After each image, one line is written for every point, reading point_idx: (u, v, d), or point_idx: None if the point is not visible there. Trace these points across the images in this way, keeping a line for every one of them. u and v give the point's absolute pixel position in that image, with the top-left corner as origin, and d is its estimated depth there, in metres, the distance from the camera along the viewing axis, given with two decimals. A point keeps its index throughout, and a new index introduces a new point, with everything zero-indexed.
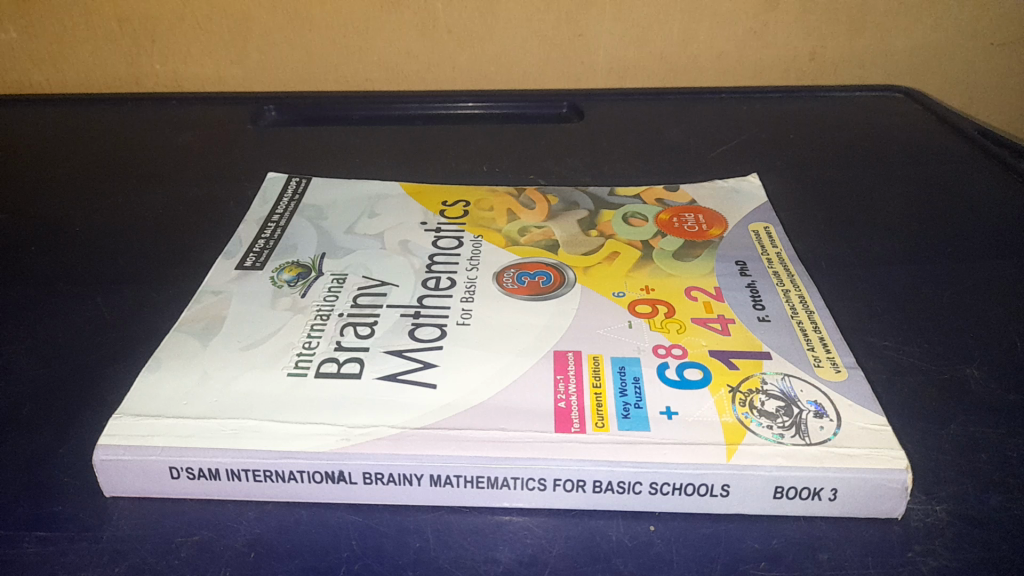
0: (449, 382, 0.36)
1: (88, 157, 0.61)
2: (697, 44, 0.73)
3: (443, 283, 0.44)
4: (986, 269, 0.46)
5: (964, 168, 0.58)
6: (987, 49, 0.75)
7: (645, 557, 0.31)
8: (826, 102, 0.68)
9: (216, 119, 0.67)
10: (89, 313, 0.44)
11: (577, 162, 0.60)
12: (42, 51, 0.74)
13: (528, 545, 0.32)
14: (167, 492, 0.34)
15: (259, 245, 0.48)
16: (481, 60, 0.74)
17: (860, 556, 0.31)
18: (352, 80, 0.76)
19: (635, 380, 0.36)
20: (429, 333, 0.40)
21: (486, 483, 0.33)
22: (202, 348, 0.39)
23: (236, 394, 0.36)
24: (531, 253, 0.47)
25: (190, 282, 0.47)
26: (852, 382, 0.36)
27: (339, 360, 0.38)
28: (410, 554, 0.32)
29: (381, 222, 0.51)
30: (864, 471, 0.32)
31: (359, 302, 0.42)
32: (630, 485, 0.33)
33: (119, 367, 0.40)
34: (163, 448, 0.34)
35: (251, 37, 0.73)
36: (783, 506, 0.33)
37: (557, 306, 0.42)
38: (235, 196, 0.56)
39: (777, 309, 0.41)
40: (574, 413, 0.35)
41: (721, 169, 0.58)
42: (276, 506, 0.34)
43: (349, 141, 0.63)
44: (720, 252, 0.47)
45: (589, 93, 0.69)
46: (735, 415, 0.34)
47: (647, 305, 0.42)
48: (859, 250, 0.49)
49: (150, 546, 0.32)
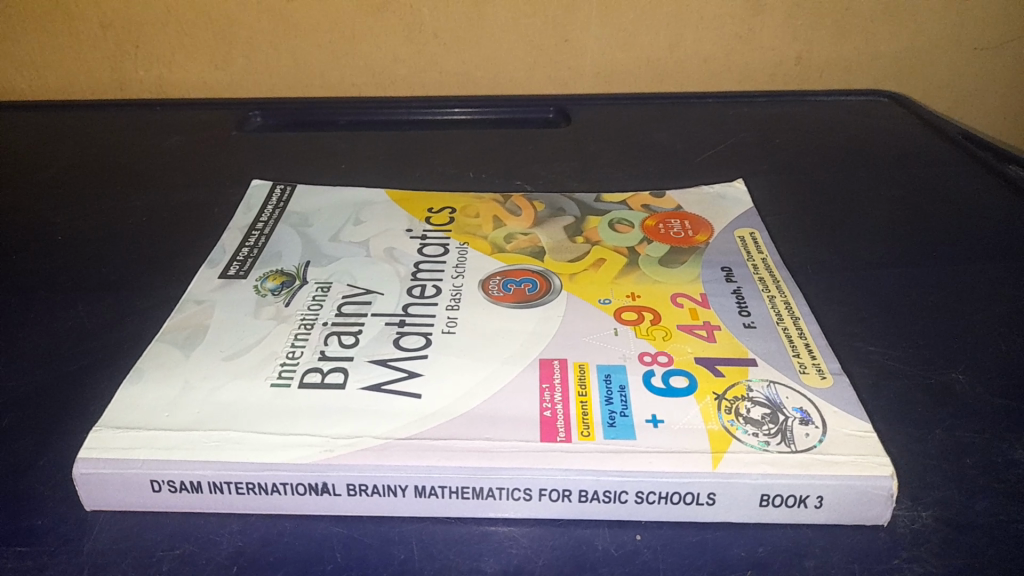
0: (434, 392, 0.36)
1: (71, 164, 0.61)
2: (683, 48, 0.73)
3: (429, 290, 0.44)
4: (972, 273, 0.47)
5: (949, 172, 0.58)
6: (972, 53, 0.76)
7: (631, 565, 0.31)
8: (812, 106, 0.69)
9: (201, 125, 0.66)
10: (71, 322, 0.44)
11: (564, 167, 0.60)
12: (24, 57, 0.73)
13: (514, 555, 0.32)
14: (148, 505, 0.34)
15: (243, 254, 0.48)
16: (468, 65, 0.74)
17: (846, 563, 0.31)
18: (339, 85, 0.75)
19: (621, 388, 0.36)
20: (415, 342, 0.39)
21: (472, 493, 0.33)
22: (185, 358, 0.39)
23: (219, 404, 0.36)
24: (518, 259, 0.47)
25: (173, 290, 0.46)
26: (838, 388, 0.36)
27: (323, 370, 0.38)
28: (395, 565, 0.31)
29: (367, 229, 0.51)
30: (851, 478, 0.32)
31: (344, 311, 0.42)
32: (616, 494, 0.32)
33: (100, 378, 0.40)
34: (144, 460, 0.33)
35: (236, 42, 0.73)
36: (769, 514, 0.33)
37: (543, 313, 0.41)
38: (219, 203, 0.55)
39: (763, 315, 0.41)
40: (560, 422, 0.34)
41: (708, 173, 0.58)
42: (259, 518, 0.34)
43: (335, 147, 0.63)
44: (706, 258, 0.47)
45: (576, 98, 0.69)
46: (721, 423, 0.34)
47: (632, 312, 0.41)
48: (846, 255, 0.49)
49: (131, 560, 0.32)
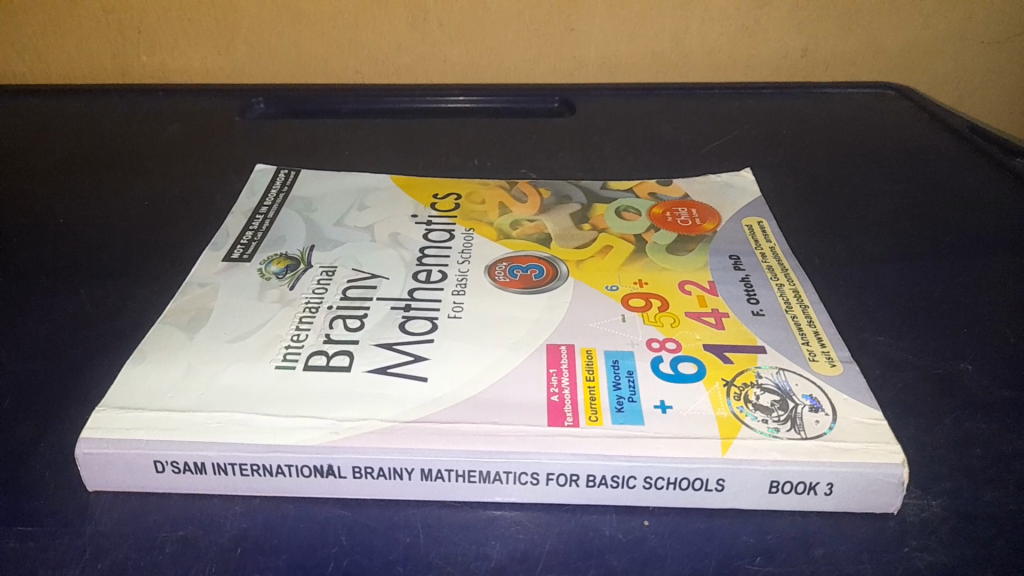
0: (440, 375, 0.36)
1: (72, 149, 0.60)
2: (689, 40, 0.73)
3: (435, 275, 0.43)
4: (980, 265, 0.46)
5: (955, 165, 0.58)
6: (979, 47, 0.76)
7: (638, 553, 0.31)
8: (818, 98, 0.68)
9: (203, 111, 0.66)
10: (74, 306, 0.43)
11: (568, 157, 0.59)
12: (25, 41, 0.73)
13: (520, 541, 0.32)
14: (151, 487, 0.33)
15: (247, 237, 0.48)
16: (472, 54, 0.74)
17: (856, 552, 0.31)
18: (341, 73, 0.75)
19: (629, 374, 0.36)
20: (420, 326, 0.39)
21: (479, 477, 0.32)
22: (188, 340, 0.38)
23: (222, 387, 0.35)
24: (524, 246, 0.46)
25: (176, 275, 0.46)
26: (847, 376, 0.36)
27: (328, 353, 0.37)
28: (400, 550, 0.31)
29: (371, 214, 0.50)
30: (861, 465, 0.32)
31: (349, 295, 0.42)
32: (624, 480, 0.32)
33: (102, 361, 0.40)
34: (147, 441, 0.33)
35: (238, 29, 0.72)
36: (778, 501, 0.32)
37: (549, 300, 0.41)
38: (222, 189, 0.55)
39: (771, 303, 0.41)
40: (567, 407, 0.34)
41: (713, 164, 0.58)
42: (263, 501, 0.33)
43: (338, 134, 0.62)
44: (714, 246, 0.47)
45: (580, 88, 0.69)
46: (730, 409, 0.34)
47: (640, 299, 0.41)
48: (852, 246, 0.49)
49: (134, 543, 0.31)
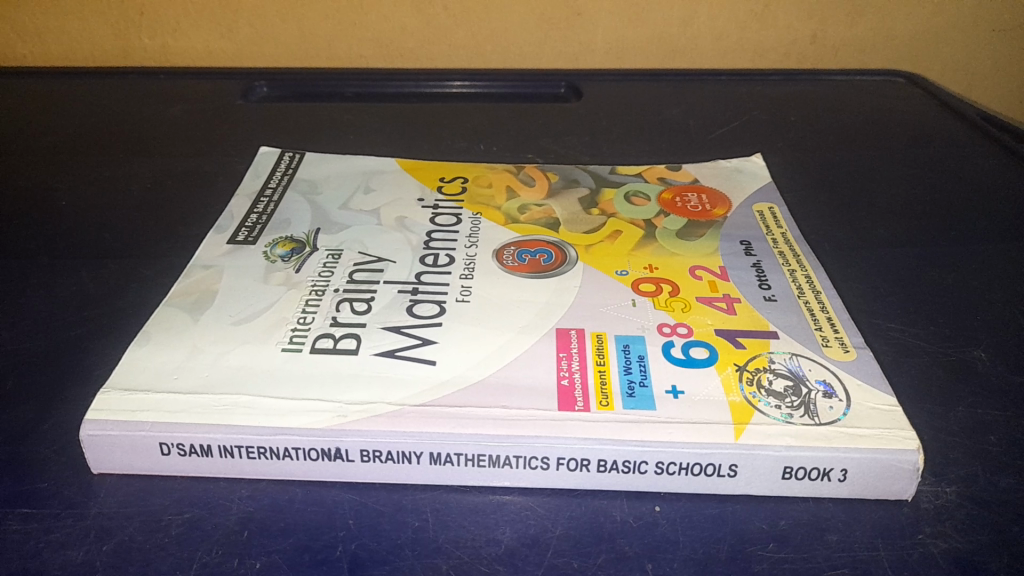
0: (448, 358, 0.36)
1: (74, 130, 0.60)
2: (697, 25, 0.72)
3: (442, 259, 0.43)
4: (991, 252, 0.46)
5: (965, 151, 0.57)
6: (989, 35, 0.75)
7: (650, 538, 0.31)
8: (827, 84, 0.68)
9: (206, 93, 0.65)
10: (76, 287, 0.43)
11: (575, 142, 0.59)
12: (25, 21, 0.72)
13: (530, 526, 0.31)
14: (156, 469, 0.33)
15: (251, 219, 0.47)
16: (477, 37, 0.73)
17: (871, 538, 0.31)
18: (344, 57, 0.74)
19: (640, 358, 0.35)
20: (428, 310, 0.39)
21: (488, 462, 0.32)
22: (193, 322, 0.38)
23: (227, 369, 0.35)
24: (532, 231, 0.46)
25: (180, 256, 0.45)
26: (861, 362, 0.36)
27: (335, 336, 0.37)
28: (409, 533, 0.31)
29: (376, 198, 0.50)
30: (875, 451, 0.31)
31: (355, 279, 0.41)
32: (636, 465, 0.32)
33: (105, 342, 0.39)
34: (152, 423, 0.32)
35: (242, 10, 0.71)
36: (792, 486, 0.32)
37: (558, 284, 0.41)
38: (225, 171, 0.54)
39: (783, 288, 0.41)
40: (577, 392, 0.34)
41: (722, 149, 0.57)
42: (269, 484, 0.33)
43: (342, 117, 0.62)
44: (724, 231, 0.46)
45: (586, 74, 0.68)
46: (742, 395, 0.34)
47: (650, 284, 0.41)
48: (863, 233, 0.48)
49: (139, 524, 0.31)
